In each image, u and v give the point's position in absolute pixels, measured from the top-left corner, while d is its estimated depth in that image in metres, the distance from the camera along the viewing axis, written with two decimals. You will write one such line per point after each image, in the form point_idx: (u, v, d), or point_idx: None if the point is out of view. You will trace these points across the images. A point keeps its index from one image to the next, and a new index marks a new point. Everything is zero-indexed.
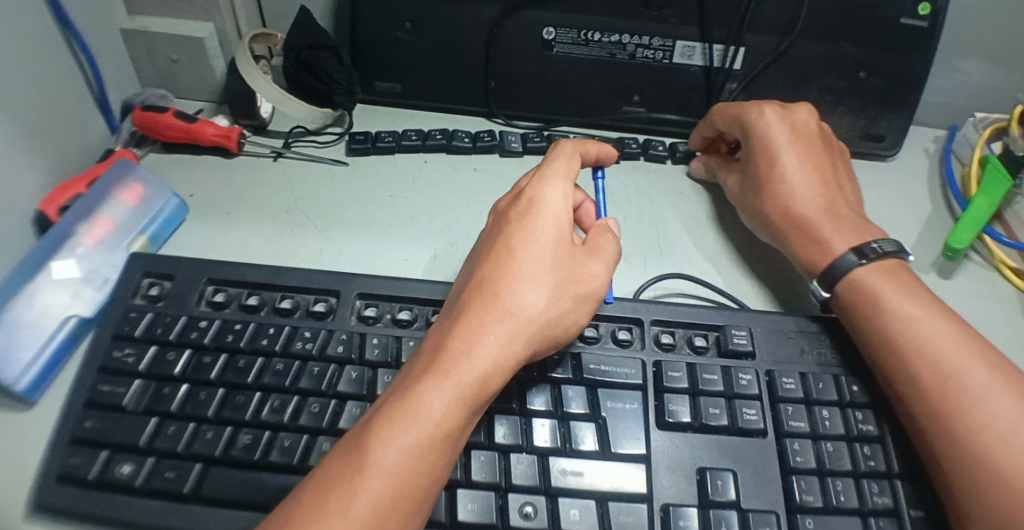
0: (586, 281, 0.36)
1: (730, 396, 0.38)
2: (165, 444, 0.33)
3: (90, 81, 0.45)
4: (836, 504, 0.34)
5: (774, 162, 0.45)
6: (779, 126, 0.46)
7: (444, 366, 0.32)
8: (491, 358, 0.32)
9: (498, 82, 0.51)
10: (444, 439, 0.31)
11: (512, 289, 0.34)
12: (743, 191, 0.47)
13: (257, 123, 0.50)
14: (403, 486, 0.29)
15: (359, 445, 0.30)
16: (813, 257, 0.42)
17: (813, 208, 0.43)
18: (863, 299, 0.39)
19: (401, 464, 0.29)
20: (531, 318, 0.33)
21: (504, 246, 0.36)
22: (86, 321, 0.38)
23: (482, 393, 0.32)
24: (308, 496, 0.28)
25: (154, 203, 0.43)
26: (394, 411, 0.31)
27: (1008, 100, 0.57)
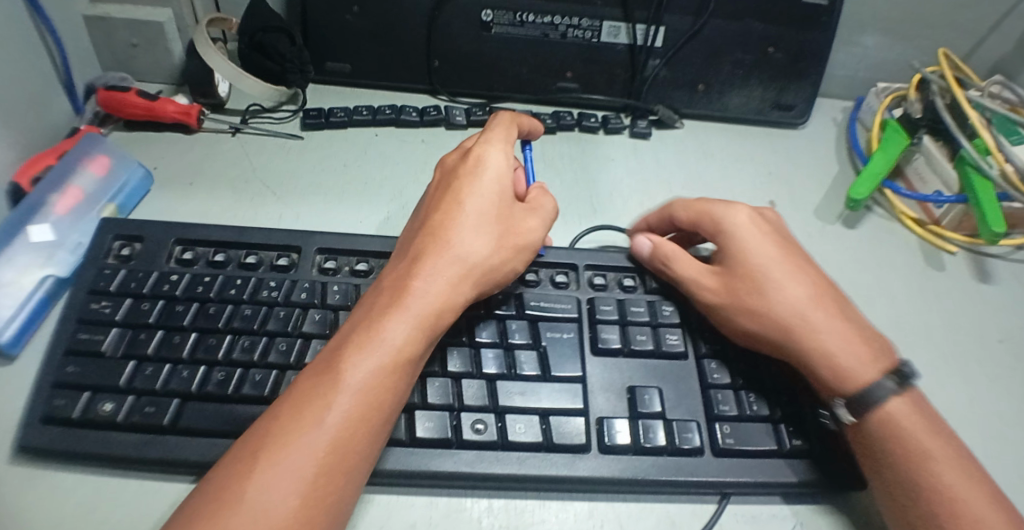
0: (525, 234, 0.41)
1: (655, 324, 0.43)
2: (143, 383, 0.36)
3: (56, 66, 0.48)
4: (749, 413, 0.39)
5: (784, 280, 0.41)
6: (762, 226, 0.43)
7: (402, 300, 0.35)
8: (443, 291, 0.36)
9: (441, 62, 0.55)
10: (405, 363, 0.34)
11: (461, 235, 0.38)
12: (729, 288, 0.41)
13: (215, 101, 0.53)
14: (371, 405, 0.32)
15: (328, 367, 0.33)
16: (811, 344, 0.39)
17: (816, 302, 0.40)
18: (862, 374, 0.37)
19: (367, 384, 0.33)
20: (478, 259, 0.38)
21: (451, 196, 0.40)
22: (62, 281, 0.41)
23: (438, 323, 0.36)
24: (281, 413, 0.32)
25: (120, 174, 0.46)
26: (358, 339, 0.34)
27: (898, 72, 0.64)
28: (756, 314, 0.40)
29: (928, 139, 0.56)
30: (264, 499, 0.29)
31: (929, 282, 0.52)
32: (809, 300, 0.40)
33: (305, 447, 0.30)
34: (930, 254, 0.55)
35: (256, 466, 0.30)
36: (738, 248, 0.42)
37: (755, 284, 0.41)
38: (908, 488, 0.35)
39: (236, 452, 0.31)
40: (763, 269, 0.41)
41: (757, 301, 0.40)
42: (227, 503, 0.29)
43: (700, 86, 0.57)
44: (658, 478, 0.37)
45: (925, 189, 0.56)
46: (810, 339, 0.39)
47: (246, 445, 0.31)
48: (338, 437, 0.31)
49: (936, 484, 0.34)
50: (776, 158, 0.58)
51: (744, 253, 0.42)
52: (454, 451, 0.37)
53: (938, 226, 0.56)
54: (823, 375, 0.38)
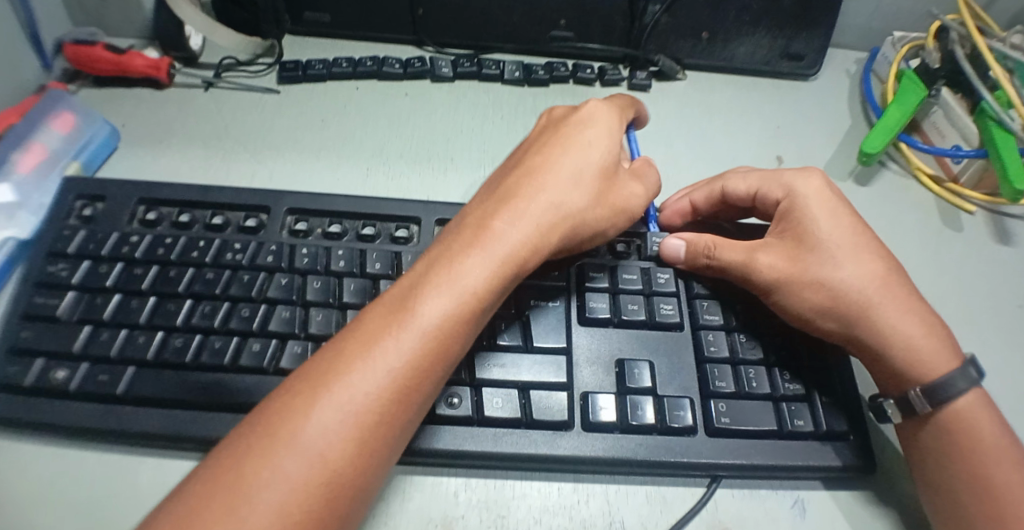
0: (622, 196, 0.38)
1: (649, 293, 0.39)
2: (98, 349, 0.35)
3: (19, 17, 0.45)
4: (748, 390, 0.36)
5: (859, 259, 0.37)
6: (834, 200, 0.39)
7: (482, 241, 0.32)
8: (526, 235, 0.33)
9: (425, 10, 0.51)
10: (477, 310, 0.31)
11: (506, 221, 0.33)
12: (794, 267, 0.38)
13: (187, 55, 0.50)
14: (435, 348, 0.30)
15: (399, 302, 0.31)
16: (878, 329, 0.36)
17: (887, 286, 0.37)
18: (936, 362, 0.36)
19: (438, 327, 0.30)
20: (565, 206, 0.35)
21: (552, 144, 0.37)
22: (23, 243, 0.39)
23: (518, 269, 0.33)
24: (345, 345, 0.29)
25: (85, 131, 0.44)
26: (435, 277, 0.31)
27: (925, 18, 0.59)
28: (826, 301, 0.37)
29: (946, 91, 0.52)
30: (316, 437, 0.27)
31: (949, 248, 0.49)
32: (883, 281, 0.37)
33: (365, 384, 0.28)
34: (946, 214, 0.51)
35: (313, 398, 0.28)
36: (811, 225, 0.38)
37: (820, 264, 0.37)
38: (951, 477, 0.34)
39: (294, 382, 0.29)
40: (833, 246, 0.38)
41: (832, 283, 0.37)
42: (277, 432, 0.27)
43: (704, 34, 0.53)
44: (644, 458, 0.35)
45: (942, 144, 0.52)
46: (887, 324, 0.36)
47: (305, 375, 0.29)
48: (397, 378, 0.29)
49: (980, 477, 0.33)
50: (785, 111, 0.54)
51: (808, 231, 0.38)
52: (426, 427, 0.35)
53: (957, 184, 0.52)
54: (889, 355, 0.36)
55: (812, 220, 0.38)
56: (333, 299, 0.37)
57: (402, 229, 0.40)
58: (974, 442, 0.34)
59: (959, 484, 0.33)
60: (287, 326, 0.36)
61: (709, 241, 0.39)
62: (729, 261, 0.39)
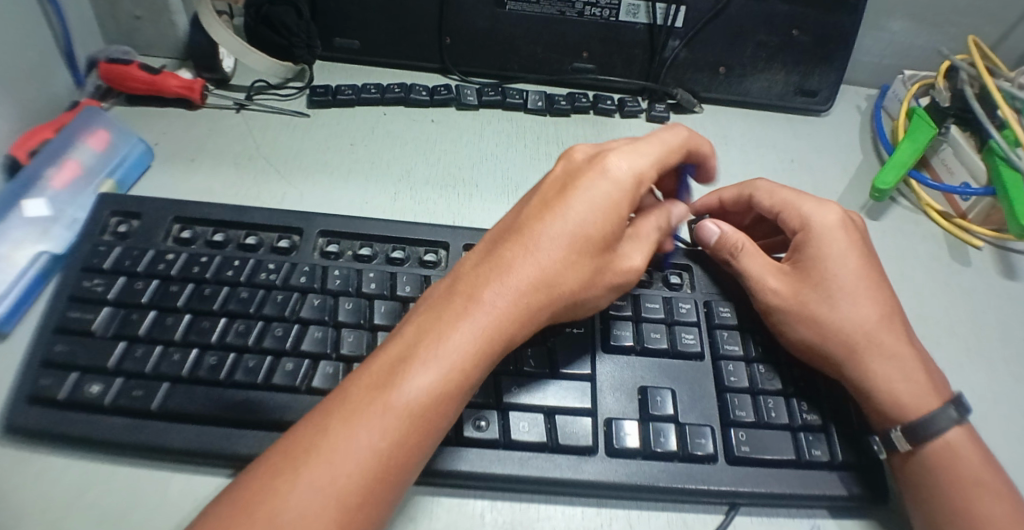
0: (621, 270, 0.36)
1: (671, 322, 0.40)
2: (133, 365, 0.36)
3: (57, 36, 0.47)
4: (767, 419, 0.37)
5: (850, 294, 0.39)
6: (845, 242, 0.40)
7: (468, 313, 0.32)
8: (513, 308, 0.32)
9: (452, 39, 0.52)
10: (460, 386, 0.31)
11: (499, 292, 0.32)
12: (794, 297, 0.39)
13: (219, 77, 0.51)
14: (419, 424, 0.30)
15: (384, 375, 0.30)
16: (867, 371, 0.37)
17: (883, 328, 0.38)
18: (923, 405, 0.37)
19: (421, 404, 0.30)
20: (554, 270, 0.33)
21: (553, 195, 0.35)
22: (56, 258, 0.40)
23: (504, 343, 0.32)
24: (325, 423, 0.29)
25: (120, 148, 0.45)
26: (420, 351, 0.31)
27: (932, 59, 0.61)
28: (820, 337, 0.38)
29: (955, 129, 0.54)
30: (294, 521, 0.26)
31: (956, 282, 0.50)
32: (877, 324, 0.38)
33: (345, 466, 0.28)
34: (954, 247, 0.52)
35: (293, 478, 0.27)
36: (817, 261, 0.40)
37: (822, 304, 0.38)
38: (948, 513, 0.34)
39: (275, 457, 0.28)
40: (836, 286, 0.39)
41: (826, 320, 0.38)
42: (257, 508, 0.26)
43: (721, 69, 0.54)
44: (665, 484, 0.35)
45: (951, 180, 0.54)
46: (874, 364, 0.37)
47: (285, 451, 0.28)
48: (379, 457, 0.29)
49: (972, 511, 0.34)
50: (798, 145, 0.55)
51: (819, 269, 0.39)
52: (452, 448, 0.35)
53: (965, 220, 0.53)
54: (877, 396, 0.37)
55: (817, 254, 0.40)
56: (364, 321, 0.38)
57: (431, 253, 0.41)
58: (968, 479, 0.35)
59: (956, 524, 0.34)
60: (320, 346, 0.37)
61: (736, 243, 0.42)
62: (744, 268, 0.41)
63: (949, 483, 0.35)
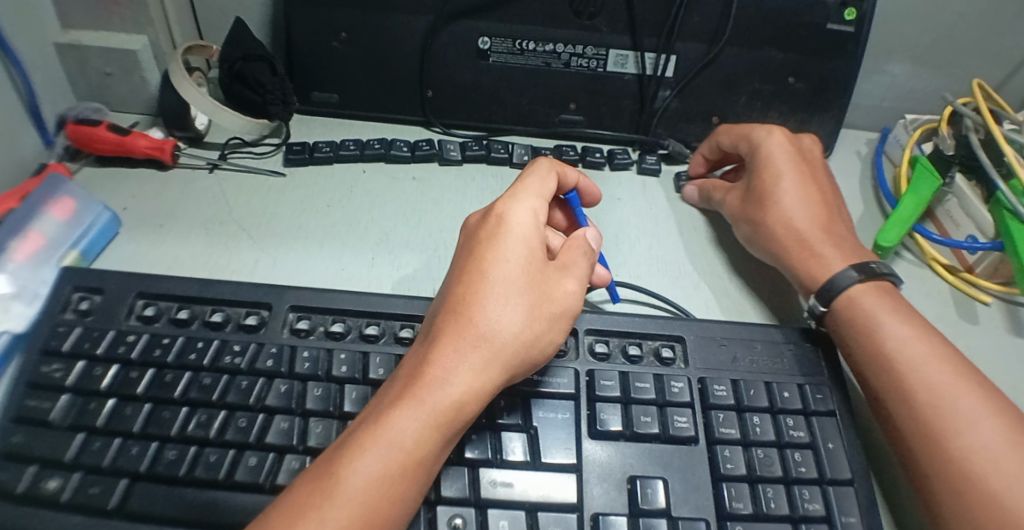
0: (556, 296, 0.34)
1: (662, 403, 0.38)
2: (89, 459, 0.33)
3: (22, 96, 0.45)
4: (766, 511, 0.34)
5: (779, 187, 0.45)
6: (782, 150, 0.46)
7: (417, 391, 0.30)
8: (467, 376, 0.30)
9: (434, 92, 0.51)
10: (415, 468, 0.29)
11: (446, 367, 0.31)
12: (744, 206, 0.46)
13: (192, 135, 0.49)
14: (369, 515, 0.27)
15: (327, 469, 0.28)
16: (809, 266, 0.42)
17: (816, 221, 0.44)
18: (854, 317, 0.39)
19: (367, 494, 0.27)
20: (505, 340, 0.32)
21: (479, 252, 0.34)
22: (16, 338, 0.38)
23: (457, 418, 0.30)
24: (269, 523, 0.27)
25: (84, 218, 0.43)
26: (364, 437, 0.29)
27: (934, 102, 0.59)
28: (773, 239, 0.44)
29: (960, 178, 0.51)
30: None
31: (969, 342, 0.47)
32: (811, 217, 0.44)
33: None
34: (961, 304, 0.50)
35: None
36: (761, 172, 0.46)
37: (773, 208, 0.45)
38: (917, 448, 0.34)
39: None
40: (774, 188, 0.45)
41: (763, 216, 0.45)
42: None
43: (715, 118, 0.52)
44: None
45: (957, 234, 0.51)
46: (810, 252, 0.43)
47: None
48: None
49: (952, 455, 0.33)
50: None
51: (769, 184, 0.45)
52: None
53: (972, 274, 0.51)
54: (819, 277, 0.42)
55: (755, 163, 0.47)
56: (333, 409, 0.35)
57: (408, 329, 0.39)
58: (921, 401, 0.35)
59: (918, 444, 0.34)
60: (285, 438, 0.34)
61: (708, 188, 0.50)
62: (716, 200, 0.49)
63: (906, 414, 0.35)
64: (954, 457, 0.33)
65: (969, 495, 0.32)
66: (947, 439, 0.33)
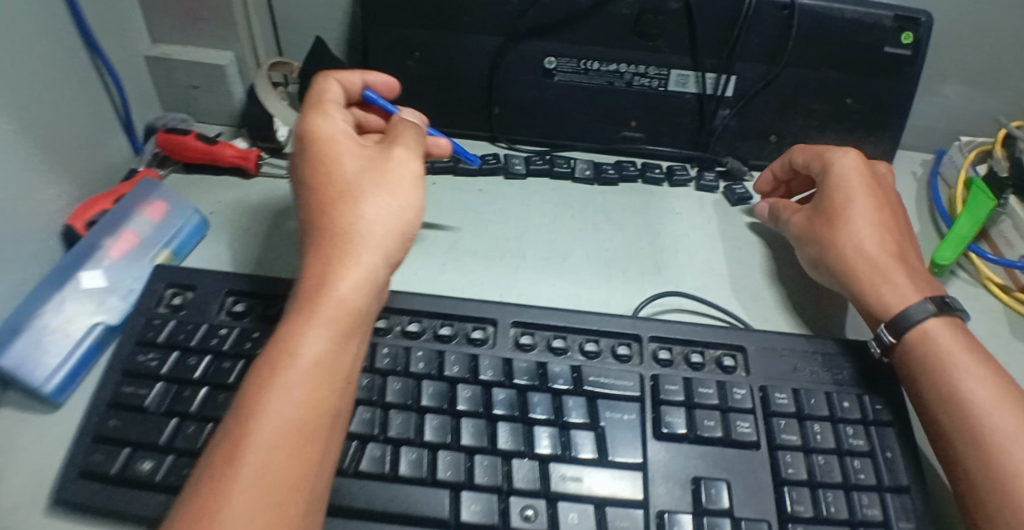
0: (401, 179, 0.35)
1: (725, 409, 0.39)
2: (183, 442, 0.36)
3: (117, 107, 0.49)
4: (827, 515, 0.35)
5: (851, 209, 0.45)
6: (857, 173, 0.46)
7: (316, 306, 0.31)
8: (361, 282, 0.32)
9: (502, 108, 0.53)
10: (330, 375, 0.30)
11: (336, 276, 0.32)
12: (814, 227, 0.46)
13: (274, 146, 0.52)
14: (305, 425, 0.28)
15: (246, 402, 0.28)
16: (880, 293, 0.42)
17: (887, 246, 0.43)
18: (919, 345, 0.39)
19: (297, 412, 0.28)
20: (378, 234, 0.33)
21: (321, 176, 0.35)
22: (110, 329, 0.42)
23: (357, 319, 0.32)
24: (213, 458, 0.27)
25: (176, 220, 0.46)
26: (268, 364, 0.29)
27: (987, 124, 0.59)
28: (841, 263, 0.44)
29: (1014, 200, 0.51)
30: None
31: None
32: (884, 242, 0.43)
33: (243, 490, 0.26)
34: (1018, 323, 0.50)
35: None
36: (835, 192, 0.46)
37: (843, 231, 0.44)
38: (975, 472, 0.35)
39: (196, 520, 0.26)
40: (849, 211, 0.45)
41: (833, 238, 0.45)
42: None
43: (772, 137, 0.54)
44: None
45: (1012, 254, 0.51)
46: (885, 278, 0.42)
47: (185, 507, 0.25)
48: (282, 466, 0.27)
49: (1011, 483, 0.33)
50: None
51: (843, 206, 0.45)
52: None
53: None
54: (889, 303, 0.41)
55: (829, 184, 0.46)
56: (411, 402, 0.37)
57: (479, 330, 0.41)
58: (988, 435, 0.35)
59: (983, 475, 0.34)
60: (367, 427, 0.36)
61: (774, 207, 0.50)
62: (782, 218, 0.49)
63: (968, 444, 0.35)
64: (1007, 490, 0.33)
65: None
66: (1014, 473, 0.33)
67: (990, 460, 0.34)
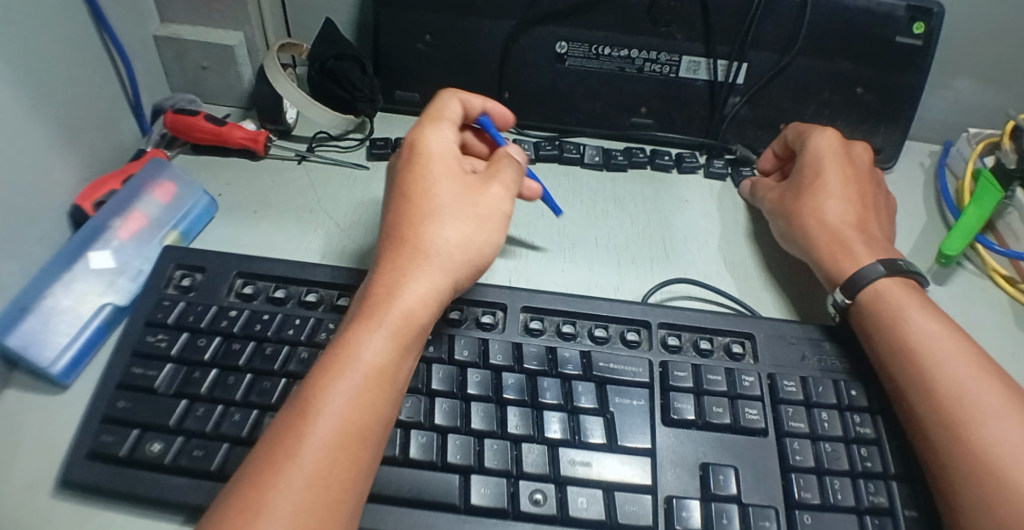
0: (486, 206, 0.37)
1: (733, 395, 0.39)
2: (194, 424, 0.36)
3: (125, 86, 0.49)
4: (833, 502, 0.35)
5: (821, 182, 0.46)
6: (830, 148, 0.48)
7: (379, 313, 0.32)
8: (425, 294, 0.33)
9: (511, 94, 0.53)
10: (388, 381, 0.31)
11: (404, 286, 0.33)
12: (783, 200, 0.48)
13: (283, 128, 0.52)
14: (359, 429, 0.29)
15: (305, 398, 0.29)
16: (839, 262, 0.43)
17: (855, 218, 0.45)
18: (879, 308, 0.40)
19: (354, 413, 0.29)
20: (451, 256, 0.35)
21: (414, 190, 0.37)
22: (119, 309, 0.42)
23: (417, 332, 0.33)
24: (267, 450, 0.28)
25: (185, 201, 0.46)
26: (331, 364, 0.30)
27: (998, 118, 0.59)
28: (803, 235, 0.46)
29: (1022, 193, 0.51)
30: None
31: None
32: (851, 214, 0.45)
33: (298, 487, 0.27)
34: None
35: (252, 524, 0.25)
36: (808, 167, 0.48)
37: (810, 203, 0.46)
38: (930, 424, 0.36)
39: (239, 498, 0.27)
40: (818, 184, 0.46)
41: (800, 209, 0.46)
42: None
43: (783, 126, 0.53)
44: None
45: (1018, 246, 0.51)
46: (845, 244, 0.44)
47: (235, 499, 0.26)
48: (330, 470, 0.28)
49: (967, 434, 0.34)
50: None
51: (813, 180, 0.47)
52: (511, 522, 0.34)
53: None
54: (842, 268, 0.43)
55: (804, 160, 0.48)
56: (422, 386, 0.38)
57: (489, 315, 0.41)
58: (941, 389, 0.36)
59: (938, 428, 0.35)
60: None
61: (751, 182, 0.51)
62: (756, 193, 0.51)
63: (928, 404, 0.36)
64: (967, 449, 0.34)
65: (978, 493, 0.33)
66: (971, 427, 0.34)
67: (947, 414, 0.35)
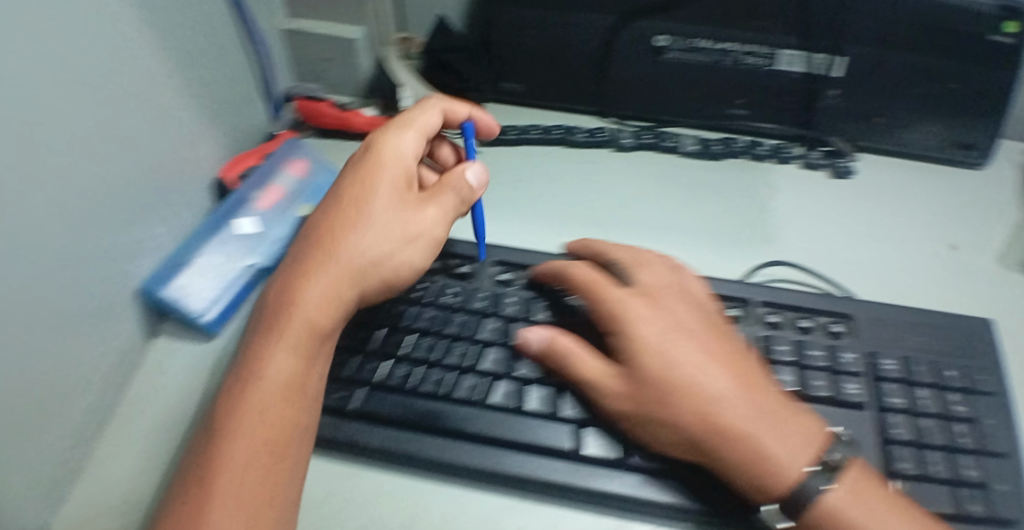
0: (425, 222, 0.41)
1: (834, 370, 0.40)
2: (335, 369, 0.40)
3: (260, 74, 0.54)
4: (933, 473, 0.35)
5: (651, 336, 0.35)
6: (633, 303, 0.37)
7: (275, 321, 0.36)
8: (326, 297, 0.37)
9: (611, 86, 0.56)
10: (295, 380, 0.35)
11: (308, 293, 0.37)
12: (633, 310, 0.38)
13: (396, 114, 0.57)
14: (282, 422, 0.33)
15: (230, 399, 0.34)
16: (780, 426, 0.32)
17: (727, 389, 0.33)
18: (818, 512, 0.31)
19: (267, 404, 0.33)
20: (365, 258, 0.38)
21: (352, 198, 0.41)
22: (260, 270, 0.46)
23: (326, 326, 0.37)
24: (196, 462, 0.32)
25: (315, 177, 0.52)
26: (243, 373, 0.35)
27: None
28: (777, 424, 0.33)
29: None
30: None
31: None
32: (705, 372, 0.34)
33: (228, 479, 0.31)
34: None
35: (196, 513, 0.29)
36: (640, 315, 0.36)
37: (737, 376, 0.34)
38: None
39: (173, 489, 0.32)
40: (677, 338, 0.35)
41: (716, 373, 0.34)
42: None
43: (877, 118, 0.54)
44: None
45: None
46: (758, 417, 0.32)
47: (176, 500, 0.30)
48: (251, 465, 0.32)
49: None
50: (953, 198, 0.54)
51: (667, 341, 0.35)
52: (621, 474, 0.35)
53: None
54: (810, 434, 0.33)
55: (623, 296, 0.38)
56: None
57: None
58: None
59: None
60: (498, 366, 0.39)
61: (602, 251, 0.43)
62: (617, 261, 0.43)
63: None
64: None
65: None
66: None
67: None
